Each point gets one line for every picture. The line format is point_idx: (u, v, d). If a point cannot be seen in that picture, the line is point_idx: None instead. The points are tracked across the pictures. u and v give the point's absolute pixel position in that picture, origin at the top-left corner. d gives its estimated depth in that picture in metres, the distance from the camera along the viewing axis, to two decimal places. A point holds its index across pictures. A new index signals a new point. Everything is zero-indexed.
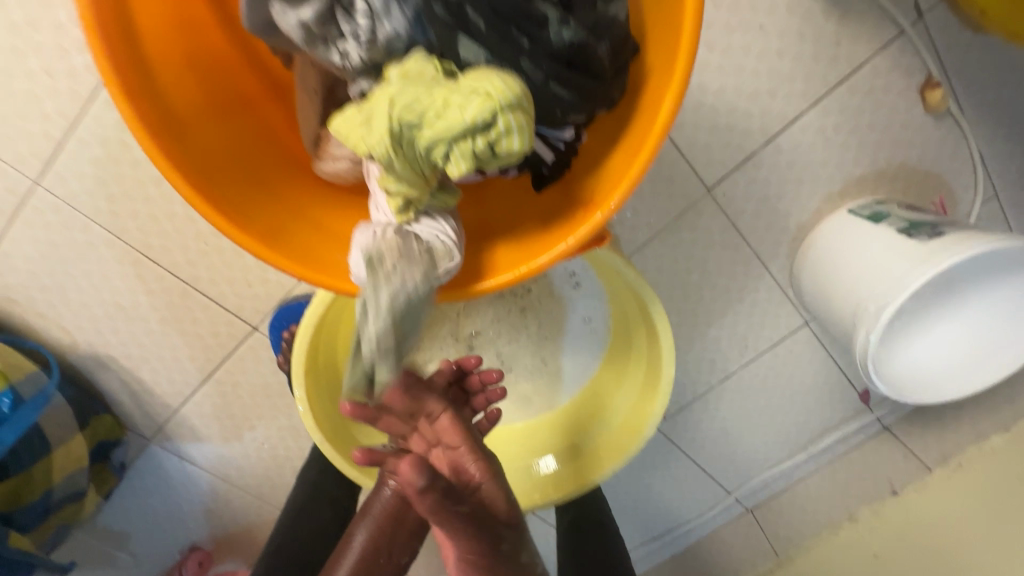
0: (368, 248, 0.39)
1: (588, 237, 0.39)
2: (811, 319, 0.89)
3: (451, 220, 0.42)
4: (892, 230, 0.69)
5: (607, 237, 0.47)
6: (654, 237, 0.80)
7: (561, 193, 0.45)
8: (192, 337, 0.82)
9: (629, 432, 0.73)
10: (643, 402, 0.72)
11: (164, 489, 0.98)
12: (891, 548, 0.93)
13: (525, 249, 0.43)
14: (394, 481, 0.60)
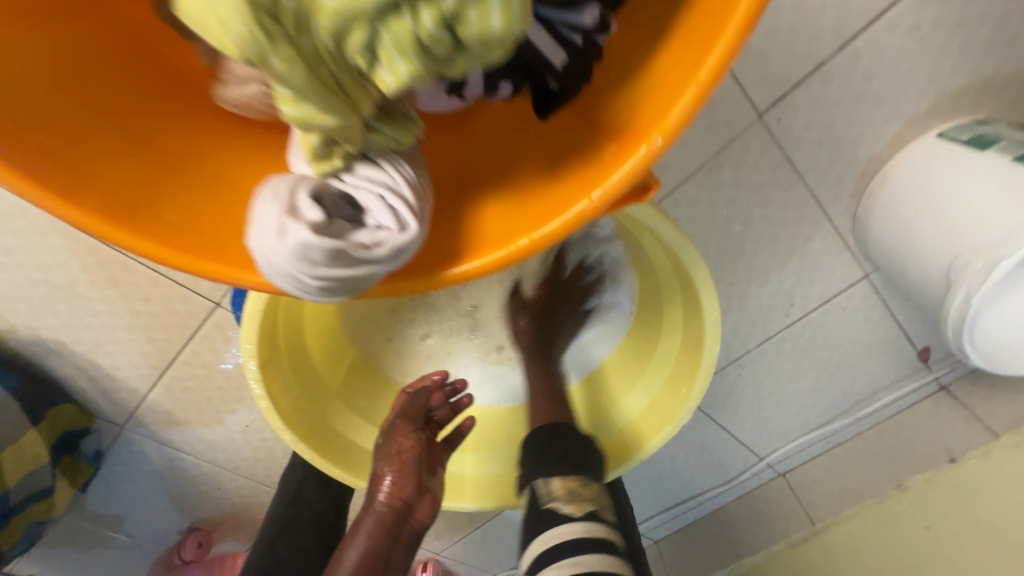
0: (263, 224, 0.29)
1: (630, 180, 0.29)
2: (874, 270, 0.74)
3: (403, 168, 0.34)
4: (1004, 159, 0.56)
5: (653, 187, 0.35)
6: (689, 178, 0.65)
7: (571, 133, 0.35)
8: (148, 316, 0.71)
9: (649, 425, 0.63)
10: (673, 390, 0.61)
11: (148, 475, 0.90)
12: (944, 521, 0.81)
13: (536, 201, 0.33)
14: (389, 484, 0.56)
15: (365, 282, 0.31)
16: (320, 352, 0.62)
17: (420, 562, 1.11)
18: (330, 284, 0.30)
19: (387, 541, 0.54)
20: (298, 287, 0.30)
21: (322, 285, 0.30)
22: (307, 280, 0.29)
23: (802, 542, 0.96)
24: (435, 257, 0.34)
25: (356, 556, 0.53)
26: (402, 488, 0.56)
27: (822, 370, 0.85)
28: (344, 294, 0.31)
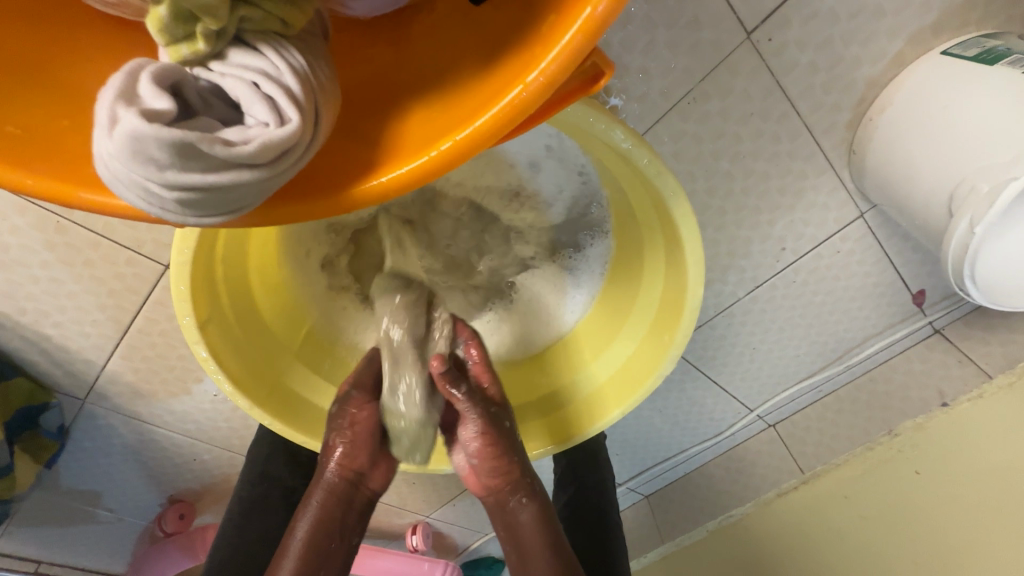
0: (95, 120, 0.26)
1: (569, 56, 0.27)
2: (870, 208, 0.70)
3: (289, 56, 0.30)
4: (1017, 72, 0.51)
5: (606, 72, 0.33)
6: (672, 110, 0.60)
7: (507, 27, 0.32)
8: (93, 281, 0.66)
9: (604, 401, 0.63)
10: (637, 367, 0.61)
11: (118, 449, 0.87)
12: (936, 463, 0.80)
13: (467, 97, 0.31)
14: (340, 455, 0.58)
15: (247, 197, 0.28)
16: (275, 313, 0.60)
17: (411, 525, 1.10)
18: (194, 198, 0.27)
19: (342, 506, 0.58)
20: (155, 203, 0.27)
21: (179, 198, 0.26)
22: (159, 191, 0.26)
23: (792, 490, 0.95)
24: (346, 172, 0.32)
25: (311, 524, 0.55)
26: (351, 460, 0.58)
27: (814, 317, 0.82)
28: (217, 212, 0.28)
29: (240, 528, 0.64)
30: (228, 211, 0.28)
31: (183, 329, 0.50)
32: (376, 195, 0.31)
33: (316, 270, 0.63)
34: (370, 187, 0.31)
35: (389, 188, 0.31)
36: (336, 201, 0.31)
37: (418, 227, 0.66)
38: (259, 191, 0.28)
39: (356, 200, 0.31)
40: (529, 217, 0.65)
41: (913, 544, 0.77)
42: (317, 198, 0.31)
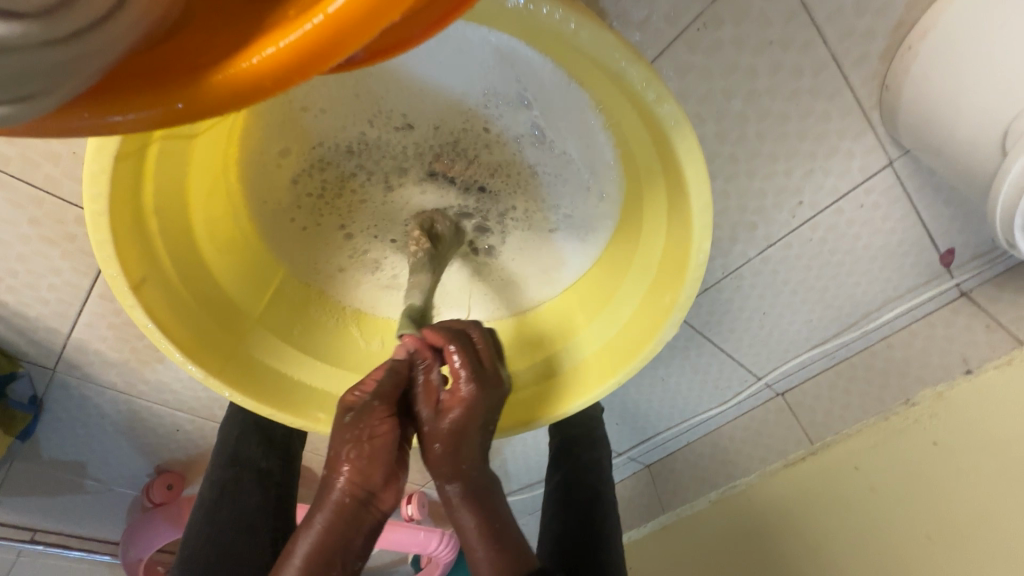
0: None
1: None
2: (900, 156, 0.63)
3: None
4: None
5: None
6: (678, 39, 0.53)
7: None
8: (43, 241, 0.61)
9: (582, 377, 0.59)
10: (626, 342, 0.57)
11: (96, 421, 0.84)
12: (956, 435, 0.74)
13: None
14: (349, 470, 0.48)
15: (26, 71, 0.21)
16: (230, 274, 0.56)
17: (406, 494, 1.07)
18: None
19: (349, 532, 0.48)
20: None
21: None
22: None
23: (800, 461, 0.90)
24: (203, 57, 0.26)
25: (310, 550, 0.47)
26: (365, 476, 0.49)
27: (831, 279, 0.75)
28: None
29: (209, 512, 0.60)
30: (6, 97, 0.21)
31: (113, 289, 0.46)
32: (249, 84, 0.25)
33: (272, 210, 0.56)
34: (233, 72, 0.25)
35: (267, 77, 0.25)
36: (194, 92, 0.25)
37: (376, 169, 0.55)
38: (56, 70, 0.22)
39: (225, 92, 0.25)
40: (503, 157, 0.54)
41: (929, 518, 0.72)
42: (173, 88, 0.25)
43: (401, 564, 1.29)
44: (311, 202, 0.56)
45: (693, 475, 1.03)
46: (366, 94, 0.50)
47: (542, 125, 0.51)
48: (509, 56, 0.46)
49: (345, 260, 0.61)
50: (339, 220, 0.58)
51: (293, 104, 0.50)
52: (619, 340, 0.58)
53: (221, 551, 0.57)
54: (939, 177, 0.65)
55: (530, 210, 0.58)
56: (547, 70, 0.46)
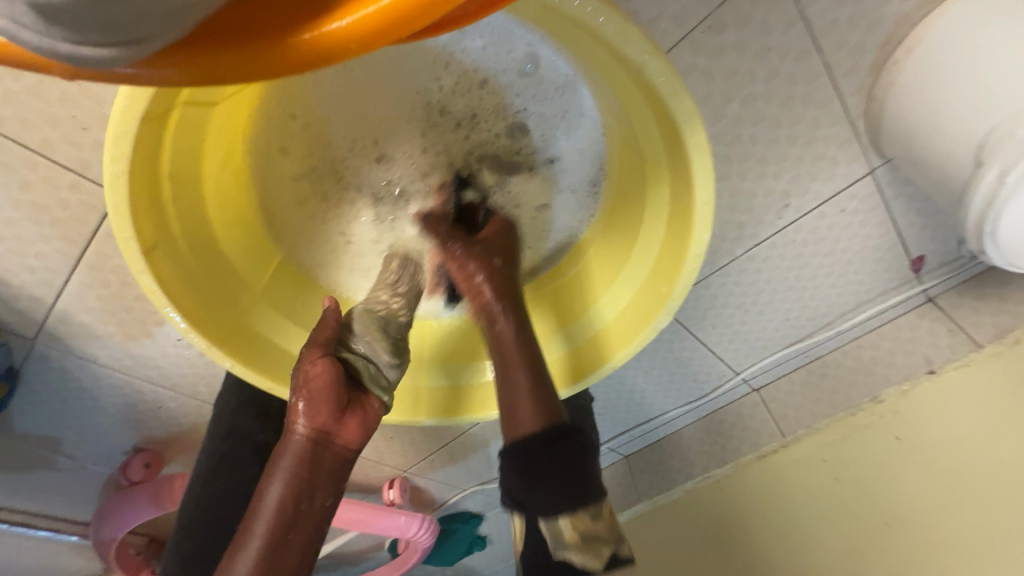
0: None
1: None
2: (881, 164, 0.66)
3: None
4: None
5: None
6: (683, 40, 0.55)
7: None
8: (33, 210, 0.59)
9: (609, 342, 0.60)
10: (637, 316, 0.58)
11: (75, 396, 0.81)
12: (920, 433, 0.78)
13: None
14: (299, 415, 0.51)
15: (146, 18, 0.22)
16: (239, 253, 0.56)
17: (388, 479, 1.07)
18: (61, 7, 0.20)
19: (313, 473, 0.52)
20: (8, 15, 0.20)
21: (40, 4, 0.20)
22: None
23: (772, 453, 0.94)
24: (290, 12, 0.26)
25: (270, 523, 0.50)
26: (312, 420, 0.51)
27: (809, 280, 0.79)
28: (107, 43, 0.22)
29: (208, 485, 0.60)
30: (123, 39, 0.22)
31: (125, 253, 0.46)
32: (334, 46, 0.26)
33: (273, 183, 0.57)
34: (324, 33, 0.26)
35: (351, 40, 0.26)
36: (282, 49, 0.26)
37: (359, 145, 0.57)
38: (165, 18, 0.23)
39: (311, 52, 0.26)
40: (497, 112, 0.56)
41: (887, 510, 0.78)
42: (263, 43, 0.26)
43: (377, 550, 1.30)
44: (307, 167, 0.57)
45: (668, 466, 1.07)
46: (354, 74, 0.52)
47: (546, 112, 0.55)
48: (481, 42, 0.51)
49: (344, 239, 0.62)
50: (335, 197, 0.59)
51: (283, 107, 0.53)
52: (627, 315, 0.59)
53: (221, 522, 0.59)
54: (915, 186, 0.68)
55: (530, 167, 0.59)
56: (572, 77, 0.52)
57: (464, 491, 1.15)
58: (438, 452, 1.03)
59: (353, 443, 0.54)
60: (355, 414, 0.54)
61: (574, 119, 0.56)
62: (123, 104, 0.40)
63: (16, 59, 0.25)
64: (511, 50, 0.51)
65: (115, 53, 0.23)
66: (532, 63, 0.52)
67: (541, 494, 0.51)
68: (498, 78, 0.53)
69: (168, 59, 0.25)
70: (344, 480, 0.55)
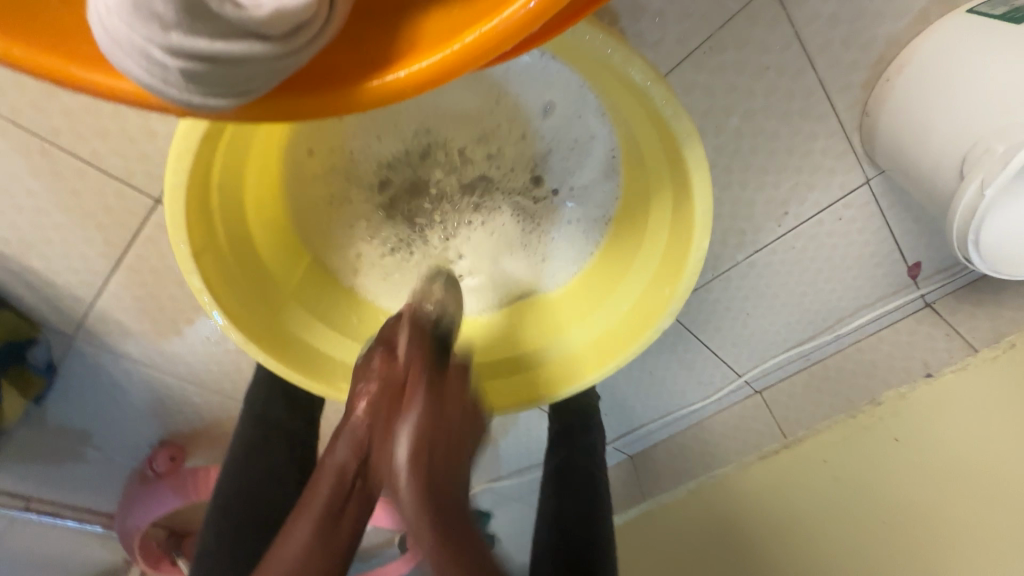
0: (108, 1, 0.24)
1: None
2: (876, 175, 0.69)
3: None
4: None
5: None
6: (686, 59, 0.59)
7: None
8: (80, 215, 0.64)
9: (607, 348, 0.63)
10: (637, 318, 0.62)
11: (108, 390, 0.86)
12: (917, 434, 0.80)
13: None
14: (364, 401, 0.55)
15: (252, 77, 0.26)
16: (274, 257, 0.61)
17: None
18: (196, 69, 0.25)
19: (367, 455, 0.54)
20: (156, 74, 0.25)
21: (183, 67, 0.25)
22: (162, 57, 0.24)
23: (773, 454, 0.96)
24: (361, 65, 0.30)
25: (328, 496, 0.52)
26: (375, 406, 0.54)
27: (810, 285, 0.82)
28: (220, 94, 0.26)
29: (241, 470, 0.64)
30: (232, 92, 0.27)
31: (177, 257, 0.50)
32: (393, 92, 0.30)
33: (306, 195, 0.62)
34: (386, 82, 0.29)
35: (407, 86, 0.30)
36: (347, 95, 0.30)
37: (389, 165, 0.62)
38: (269, 76, 0.27)
39: (374, 97, 0.30)
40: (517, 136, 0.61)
41: (887, 508, 0.80)
42: (338, 90, 0.30)
43: (387, 546, 1.33)
44: (341, 184, 0.62)
45: (672, 466, 1.10)
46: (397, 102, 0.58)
47: (551, 150, 0.62)
48: (517, 78, 0.57)
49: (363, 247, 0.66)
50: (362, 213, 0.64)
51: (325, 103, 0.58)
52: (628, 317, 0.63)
53: (251, 504, 0.62)
54: (909, 196, 0.71)
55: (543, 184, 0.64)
56: (586, 112, 0.59)
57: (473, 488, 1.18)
58: None
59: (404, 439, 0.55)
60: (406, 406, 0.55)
61: (584, 137, 0.61)
62: (186, 125, 0.44)
63: (127, 96, 0.29)
64: (540, 85, 0.57)
65: (224, 102, 0.27)
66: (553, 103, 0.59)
67: None
68: (517, 114, 0.60)
69: (260, 104, 0.29)
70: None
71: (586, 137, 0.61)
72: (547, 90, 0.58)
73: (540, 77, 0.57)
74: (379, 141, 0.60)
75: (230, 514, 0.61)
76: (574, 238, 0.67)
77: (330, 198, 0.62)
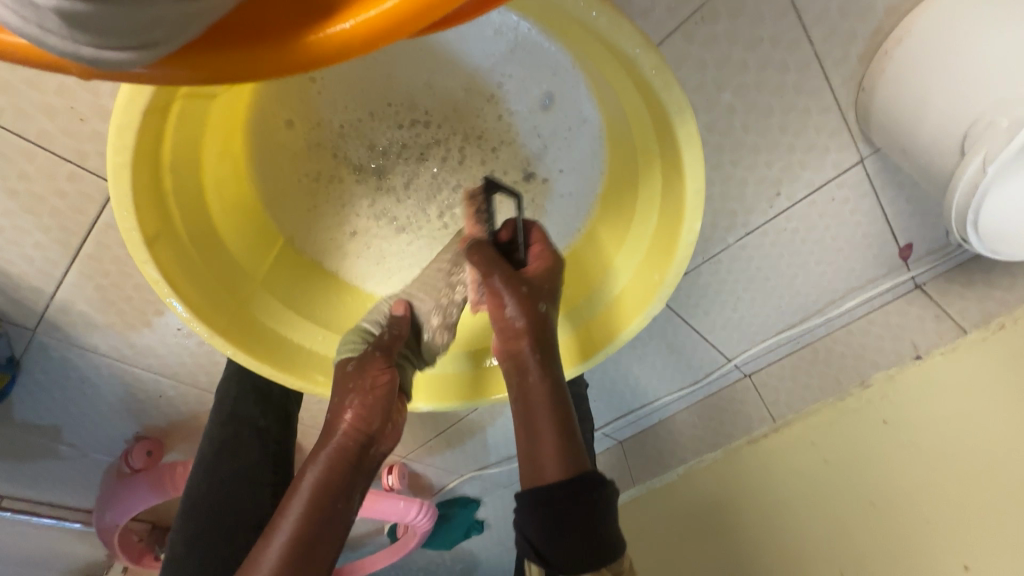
0: None
1: None
2: (870, 153, 0.67)
3: None
4: None
5: None
6: (677, 30, 0.56)
7: None
8: (32, 201, 0.60)
9: (596, 338, 0.62)
10: (626, 306, 0.60)
11: (77, 385, 0.82)
12: (904, 415, 0.80)
13: None
14: (352, 416, 0.55)
15: (159, 22, 0.23)
16: (242, 247, 0.58)
17: (387, 465, 1.09)
18: (82, 10, 0.21)
19: (350, 471, 0.54)
20: (33, 18, 0.22)
21: (63, 7, 0.21)
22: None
23: (763, 438, 0.95)
24: (300, 14, 0.27)
25: (303, 511, 0.51)
26: (367, 421, 0.55)
27: (800, 267, 0.80)
28: (123, 44, 0.23)
29: (213, 469, 0.62)
30: (138, 41, 0.23)
31: (129, 244, 0.47)
32: (340, 46, 0.27)
33: (276, 179, 0.58)
34: (329, 35, 0.27)
35: (354, 39, 0.27)
36: (289, 50, 0.27)
37: (365, 148, 0.57)
38: (177, 24, 0.24)
39: (319, 53, 0.27)
40: (503, 120, 0.57)
41: (873, 490, 0.79)
42: (270, 46, 0.27)
43: (376, 535, 1.32)
44: (315, 168, 0.58)
45: (662, 451, 1.09)
46: (374, 84, 0.54)
47: (542, 140, 0.58)
48: (510, 62, 0.53)
49: (343, 232, 0.62)
50: (339, 198, 0.60)
51: (304, 76, 0.53)
52: (619, 306, 0.61)
53: (222, 503, 0.60)
54: (903, 175, 0.69)
55: (528, 165, 0.60)
56: (580, 100, 0.55)
57: (462, 476, 1.17)
58: (435, 438, 1.05)
59: (387, 449, 0.58)
60: (394, 423, 0.58)
61: (569, 120, 0.57)
62: (126, 97, 0.41)
63: (13, 53, 0.25)
64: (529, 71, 0.53)
65: (128, 55, 0.24)
66: (548, 98, 0.55)
67: (558, 546, 0.51)
68: (507, 106, 0.56)
69: (180, 60, 0.26)
70: (371, 483, 0.57)
71: (576, 120, 0.57)
72: (539, 78, 0.54)
73: (529, 56, 0.52)
74: (352, 123, 0.56)
75: (204, 515, 0.60)
76: (560, 228, 0.64)
77: (302, 178, 0.58)
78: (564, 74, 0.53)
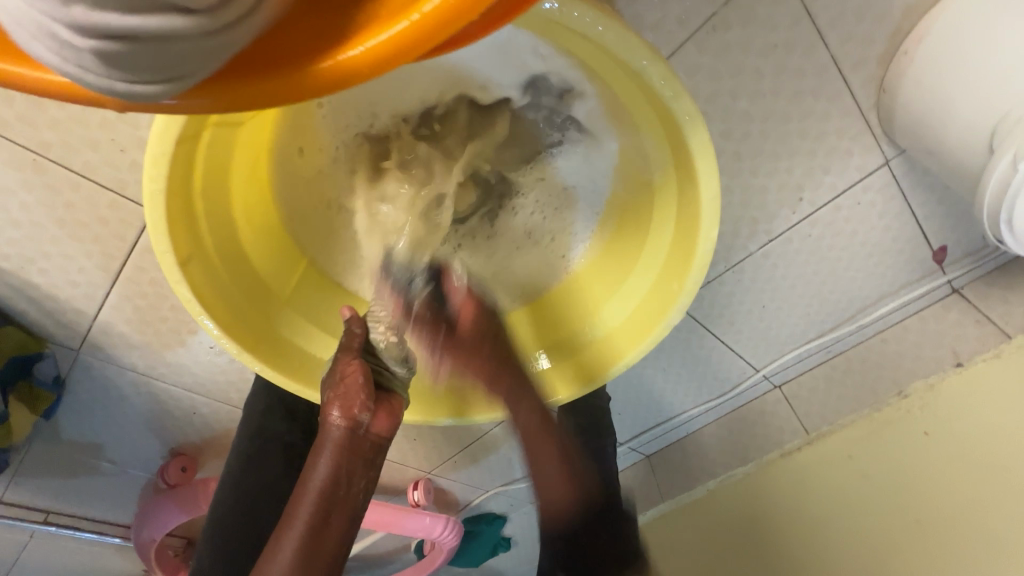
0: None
1: None
2: (896, 155, 0.66)
3: None
4: None
5: None
6: (689, 41, 0.56)
7: None
8: (76, 228, 0.64)
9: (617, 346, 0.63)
10: (648, 316, 0.60)
11: (117, 403, 0.86)
12: (946, 426, 0.76)
13: None
14: (339, 406, 0.54)
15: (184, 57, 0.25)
16: (267, 266, 0.60)
17: (412, 481, 1.09)
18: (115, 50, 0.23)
19: (347, 460, 0.54)
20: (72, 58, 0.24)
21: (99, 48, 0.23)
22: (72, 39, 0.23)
23: (796, 451, 0.92)
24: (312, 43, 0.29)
25: (310, 509, 0.51)
26: (352, 406, 0.54)
27: (827, 273, 0.78)
28: (152, 78, 0.25)
29: (240, 483, 0.64)
30: (163, 76, 0.25)
31: (163, 265, 0.49)
32: (346, 72, 0.28)
33: (296, 198, 0.59)
34: (338, 62, 0.28)
35: (363, 65, 0.28)
36: (301, 77, 0.28)
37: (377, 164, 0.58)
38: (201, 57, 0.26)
39: (328, 80, 0.28)
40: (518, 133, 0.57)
41: (920, 507, 0.75)
42: (284, 73, 0.28)
43: (404, 552, 1.32)
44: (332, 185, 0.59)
45: (691, 466, 1.06)
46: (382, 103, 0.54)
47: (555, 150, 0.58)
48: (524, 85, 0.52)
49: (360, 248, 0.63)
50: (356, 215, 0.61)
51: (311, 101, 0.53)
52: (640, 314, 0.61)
53: (246, 515, 0.63)
54: (932, 176, 0.67)
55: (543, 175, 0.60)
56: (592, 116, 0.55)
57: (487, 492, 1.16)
58: (460, 453, 1.05)
59: (385, 433, 0.56)
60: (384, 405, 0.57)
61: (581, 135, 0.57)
62: (162, 127, 0.43)
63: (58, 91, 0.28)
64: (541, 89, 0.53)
65: (158, 88, 0.26)
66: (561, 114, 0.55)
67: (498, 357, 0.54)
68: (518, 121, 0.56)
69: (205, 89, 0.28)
70: (376, 467, 0.56)
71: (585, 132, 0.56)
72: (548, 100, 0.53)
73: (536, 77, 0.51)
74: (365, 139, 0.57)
75: (229, 527, 0.62)
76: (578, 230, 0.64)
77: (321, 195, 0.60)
78: (576, 94, 0.53)
